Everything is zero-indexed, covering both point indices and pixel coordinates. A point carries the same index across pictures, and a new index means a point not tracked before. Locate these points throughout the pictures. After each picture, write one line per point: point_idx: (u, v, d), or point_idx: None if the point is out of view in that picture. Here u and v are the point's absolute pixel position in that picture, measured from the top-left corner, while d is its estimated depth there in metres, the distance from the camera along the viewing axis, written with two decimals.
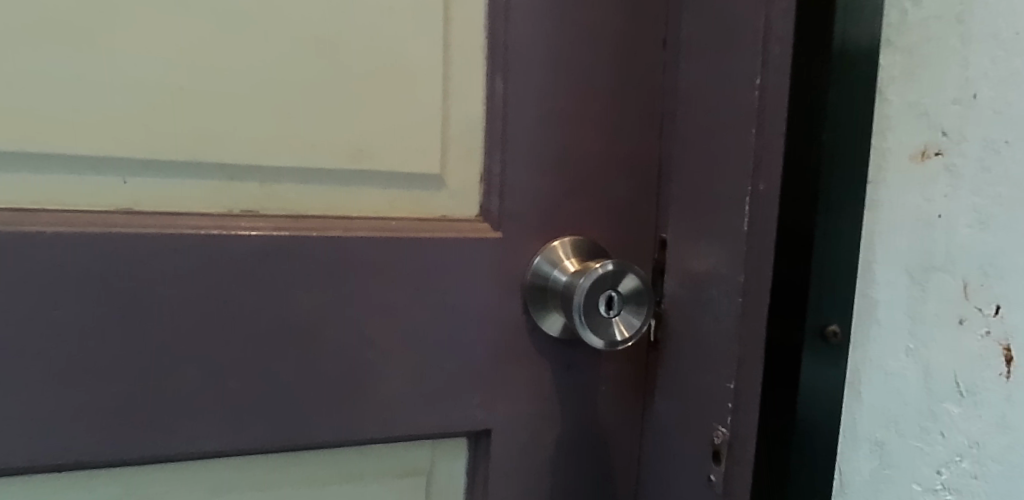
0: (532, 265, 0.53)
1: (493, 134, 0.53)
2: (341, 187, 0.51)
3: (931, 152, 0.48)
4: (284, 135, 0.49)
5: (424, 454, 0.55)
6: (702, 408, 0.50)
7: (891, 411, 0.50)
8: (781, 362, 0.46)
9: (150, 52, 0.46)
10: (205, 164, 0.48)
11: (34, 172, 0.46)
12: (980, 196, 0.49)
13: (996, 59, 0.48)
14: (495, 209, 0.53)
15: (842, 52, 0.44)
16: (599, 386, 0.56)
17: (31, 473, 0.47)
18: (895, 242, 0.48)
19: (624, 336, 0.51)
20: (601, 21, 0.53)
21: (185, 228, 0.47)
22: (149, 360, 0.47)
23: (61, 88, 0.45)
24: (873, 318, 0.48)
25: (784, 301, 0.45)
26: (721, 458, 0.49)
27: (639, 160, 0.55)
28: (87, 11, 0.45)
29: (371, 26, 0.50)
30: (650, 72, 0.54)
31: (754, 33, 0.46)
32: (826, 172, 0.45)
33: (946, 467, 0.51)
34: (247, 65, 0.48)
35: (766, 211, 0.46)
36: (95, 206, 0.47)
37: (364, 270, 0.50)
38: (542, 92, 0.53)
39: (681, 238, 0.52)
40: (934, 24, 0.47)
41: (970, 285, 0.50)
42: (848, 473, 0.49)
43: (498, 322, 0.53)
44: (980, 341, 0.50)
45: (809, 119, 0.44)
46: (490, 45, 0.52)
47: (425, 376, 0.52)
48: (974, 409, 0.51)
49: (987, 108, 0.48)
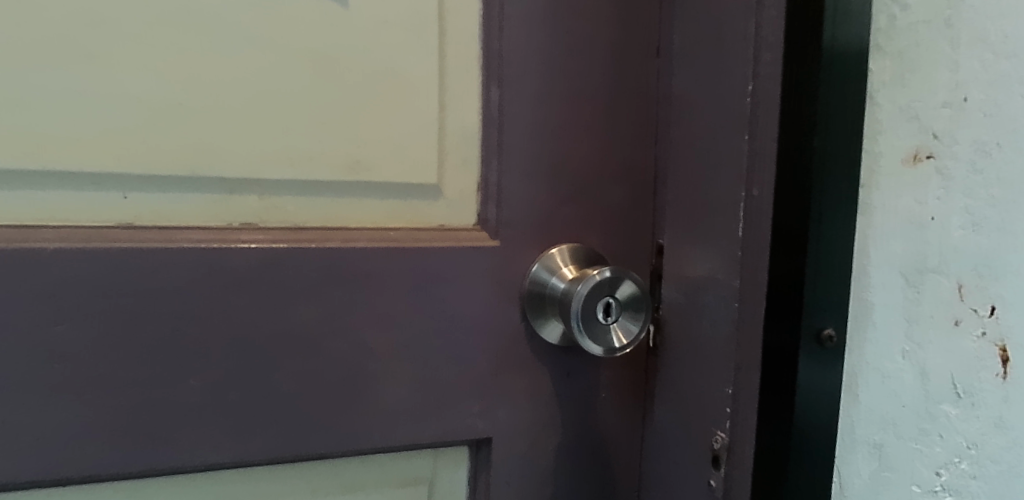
0: (530, 273, 0.54)
1: (490, 143, 0.53)
2: (339, 199, 0.51)
3: (923, 156, 0.48)
4: (282, 148, 0.50)
5: (425, 464, 0.55)
6: (701, 413, 0.50)
7: (890, 414, 0.50)
8: (778, 366, 0.46)
9: (148, 68, 0.47)
10: (205, 178, 0.49)
11: (35, 188, 0.46)
12: (972, 198, 0.49)
13: (985, 62, 0.49)
14: (492, 218, 0.53)
15: (833, 57, 0.45)
16: (598, 392, 0.56)
17: (36, 488, 0.47)
18: (890, 246, 0.48)
19: (622, 343, 0.51)
20: (593, 31, 0.53)
21: (185, 241, 0.48)
22: (150, 373, 0.47)
23: (62, 104, 0.46)
24: (869, 321, 0.48)
25: (781, 304, 0.46)
26: (721, 463, 0.49)
27: (635, 167, 0.55)
28: (85, 30, 0.46)
29: (366, 39, 0.51)
30: (643, 80, 0.55)
31: (744, 39, 0.47)
32: (819, 178, 0.45)
33: (946, 468, 0.51)
34: (244, 79, 0.48)
35: (760, 215, 0.46)
36: (96, 221, 0.47)
37: (363, 280, 0.51)
38: (536, 102, 0.53)
39: (678, 243, 0.53)
40: (922, 28, 0.47)
41: (965, 286, 0.50)
42: (848, 477, 0.50)
43: (496, 329, 0.54)
44: (976, 341, 0.51)
45: (801, 124, 0.45)
46: (484, 56, 0.53)
47: (426, 385, 0.52)
48: (972, 410, 0.51)
49: (977, 110, 0.49)
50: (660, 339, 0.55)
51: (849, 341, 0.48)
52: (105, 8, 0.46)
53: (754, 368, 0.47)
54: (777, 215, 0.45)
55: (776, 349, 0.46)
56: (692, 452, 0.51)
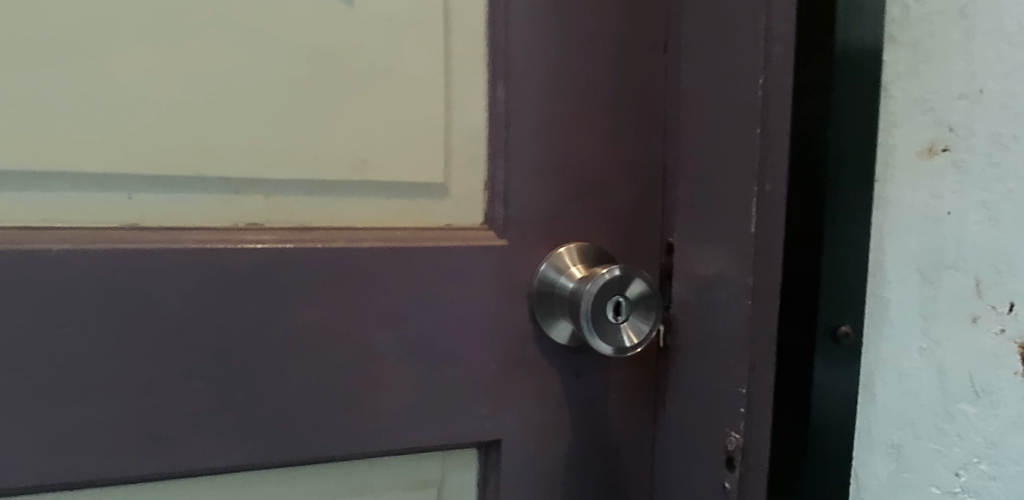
0: (538, 272, 0.53)
1: (496, 141, 0.53)
2: (345, 199, 0.51)
3: (937, 149, 0.47)
4: (287, 147, 0.49)
5: (433, 467, 0.54)
6: (714, 413, 0.49)
7: (908, 414, 0.48)
8: (792, 364, 0.45)
9: (152, 68, 0.46)
10: (210, 178, 0.48)
11: (40, 189, 0.46)
12: (989, 192, 0.46)
13: (1002, 52, 0.46)
14: (500, 217, 0.53)
15: (846, 47, 0.44)
16: (609, 393, 0.55)
17: (42, 493, 0.47)
18: (904, 241, 0.47)
19: (632, 342, 0.50)
20: (600, 27, 0.53)
21: (190, 242, 0.47)
22: (156, 375, 0.47)
23: (66, 105, 0.46)
24: (885, 319, 0.48)
25: (794, 302, 0.45)
26: (735, 465, 0.48)
27: (644, 164, 0.54)
28: (89, 29, 0.45)
29: (371, 37, 0.50)
30: (650, 76, 0.54)
31: (754, 32, 0.46)
32: (833, 173, 0.45)
33: (964, 469, 0.48)
34: (248, 78, 0.48)
35: (773, 210, 0.45)
36: (101, 222, 0.47)
37: (368, 281, 0.50)
38: (542, 99, 0.52)
39: (688, 241, 0.52)
40: (937, 18, 0.46)
41: (983, 281, 0.47)
42: (863, 476, 0.49)
43: (504, 330, 0.53)
44: (995, 339, 0.47)
45: (813, 117, 0.44)
46: (490, 53, 0.52)
47: (433, 386, 0.52)
48: (993, 410, 0.48)
49: (993, 102, 0.46)
50: (671, 339, 0.54)
51: (863, 339, 0.48)
52: (109, 7, 0.46)
53: (768, 366, 0.46)
54: (790, 210, 0.45)
55: (790, 347, 0.45)
56: (705, 452, 0.50)
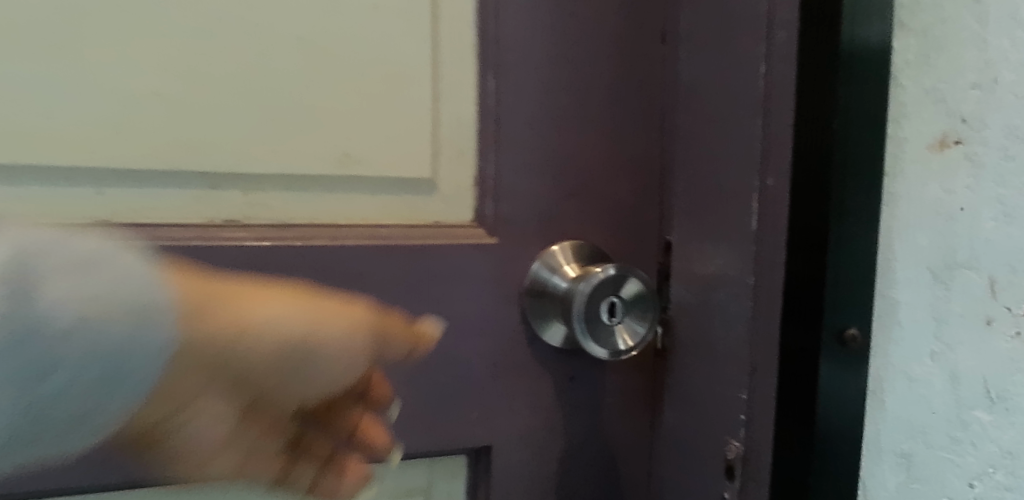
0: (531, 271, 0.51)
1: (486, 135, 0.50)
2: (328, 195, 0.49)
3: (949, 142, 0.44)
4: (267, 141, 0.47)
5: (418, 478, 0.52)
6: (715, 421, 0.47)
7: (919, 421, 0.45)
8: (796, 369, 0.42)
9: (125, 56, 0.44)
10: (185, 172, 0.46)
11: (4, 184, 0.43)
12: (1005, 186, 0.44)
13: (1017, 40, 0.43)
14: (490, 215, 0.50)
15: (853, 41, 0.41)
16: (605, 397, 0.53)
17: None
18: (914, 239, 0.44)
19: (627, 345, 0.48)
20: (595, 16, 0.51)
21: (163, 239, 0.45)
22: None
23: (33, 94, 0.43)
24: (896, 321, 0.44)
25: (798, 303, 0.42)
26: (735, 475, 0.45)
27: (642, 159, 0.52)
28: (58, 15, 0.43)
29: (357, 26, 0.48)
30: (648, 68, 0.52)
31: (756, 19, 0.44)
32: (839, 166, 0.41)
33: (979, 480, 0.45)
34: (227, 67, 0.46)
35: (776, 207, 0.42)
36: (70, 218, 0.45)
37: (352, 281, 0.48)
38: (534, 90, 0.50)
39: (686, 240, 0.50)
40: (948, 3, 0.43)
41: (997, 280, 0.44)
42: (872, 490, 0.46)
43: (495, 332, 0.51)
44: (1010, 342, 0.44)
45: (819, 113, 0.41)
46: (480, 42, 0.50)
47: (420, 391, 0.49)
48: (1011, 416, 0.45)
49: (1009, 92, 0.43)
50: (669, 342, 0.51)
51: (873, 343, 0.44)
52: None
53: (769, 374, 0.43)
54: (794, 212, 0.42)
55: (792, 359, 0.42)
56: (704, 461, 0.48)
